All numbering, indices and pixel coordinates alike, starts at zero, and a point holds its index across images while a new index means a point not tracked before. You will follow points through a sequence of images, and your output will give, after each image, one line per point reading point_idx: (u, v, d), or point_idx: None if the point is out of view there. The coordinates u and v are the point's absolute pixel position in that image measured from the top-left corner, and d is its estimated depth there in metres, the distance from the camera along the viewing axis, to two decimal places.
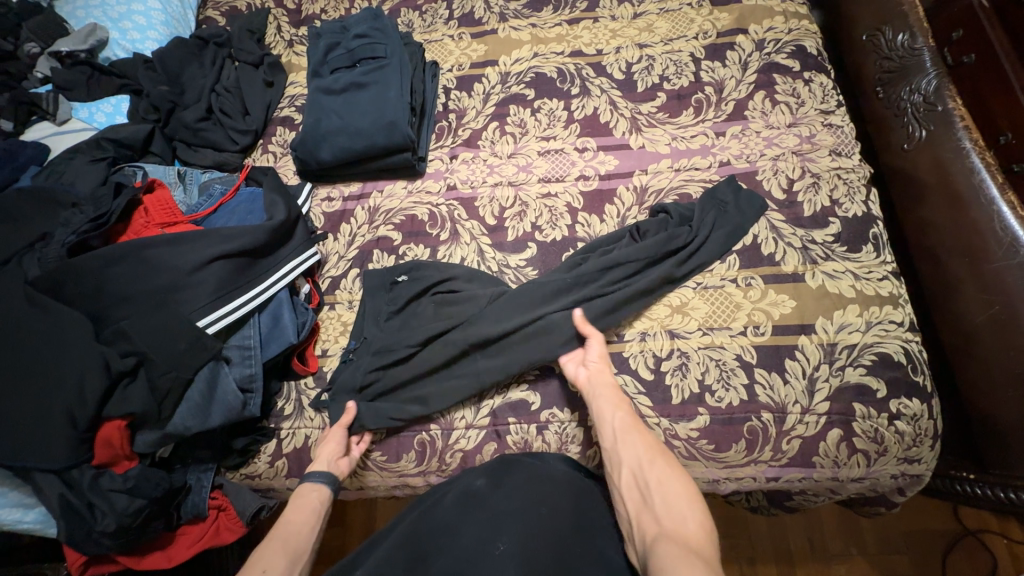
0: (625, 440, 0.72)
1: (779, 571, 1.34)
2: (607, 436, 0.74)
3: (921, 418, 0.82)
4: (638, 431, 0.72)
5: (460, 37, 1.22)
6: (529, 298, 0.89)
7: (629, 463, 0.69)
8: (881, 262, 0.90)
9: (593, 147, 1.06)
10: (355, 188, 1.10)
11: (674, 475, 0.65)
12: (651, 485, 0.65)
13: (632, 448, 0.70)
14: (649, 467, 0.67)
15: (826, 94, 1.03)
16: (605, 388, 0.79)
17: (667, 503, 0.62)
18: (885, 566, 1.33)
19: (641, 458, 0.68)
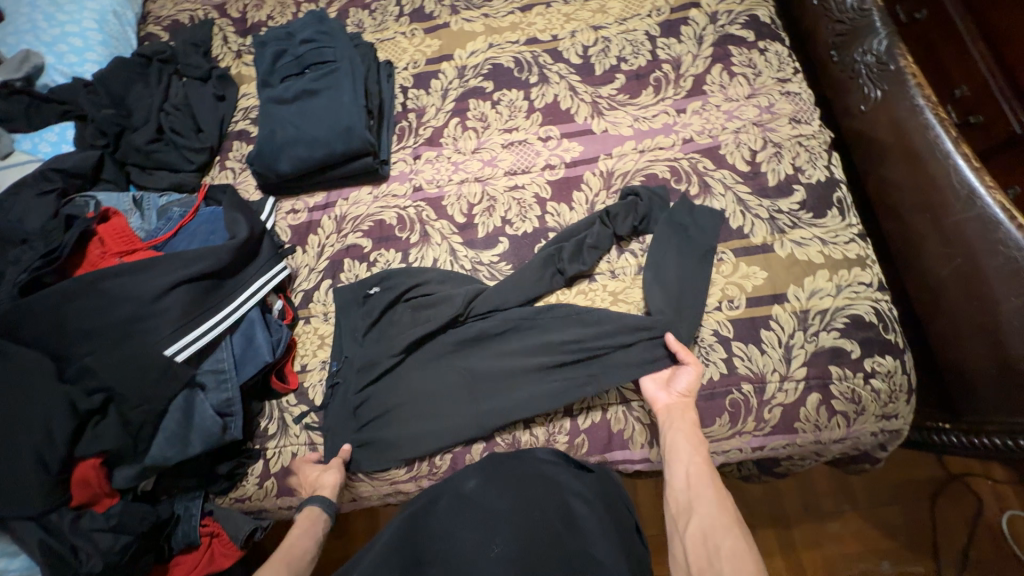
0: (698, 492, 0.71)
1: (777, 533, 1.38)
2: (679, 483, 0.74)
3: (896, 374, 0.83)
4: (716, 487, 0.72)
5: (413, 33, 1.19)
6: (512, 316, 0.91)
7: (700, 517, 0.69)
8: (847, 225, 0.91)
9: (556, 136, 1.05)
10: (320, 198, 1.08)
11: (747, 547, 0.64)
12: (721, 550, 0.65)
13: (706, 504, 0.70)
14: (722, 530, 0.67)
15: (782, 63, 1.03)
16: (686, 431, 0.78)
17: (736, 570, 0.62)
18: (877, 518, 1.38)
19: (714, 519, 0.68)
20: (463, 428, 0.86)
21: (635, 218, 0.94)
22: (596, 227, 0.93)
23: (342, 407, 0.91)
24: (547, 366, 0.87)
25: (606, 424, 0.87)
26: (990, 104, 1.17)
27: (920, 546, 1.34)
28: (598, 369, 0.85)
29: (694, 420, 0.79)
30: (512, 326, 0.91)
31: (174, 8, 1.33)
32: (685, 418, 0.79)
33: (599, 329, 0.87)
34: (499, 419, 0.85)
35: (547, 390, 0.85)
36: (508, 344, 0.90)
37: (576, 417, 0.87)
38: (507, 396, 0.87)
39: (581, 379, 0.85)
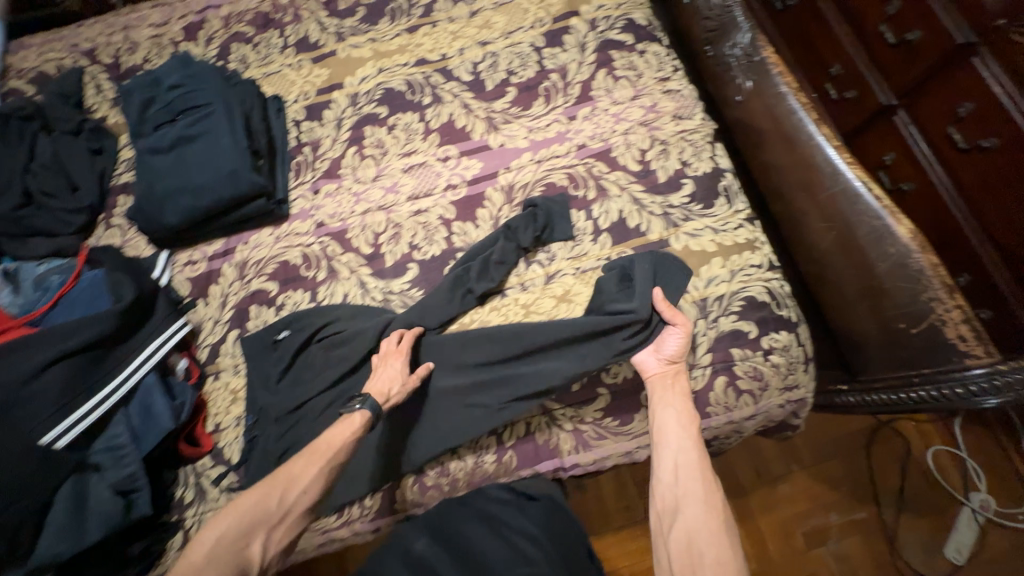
0: (687, 490, 0.74)
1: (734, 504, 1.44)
2: (667, 474, 0.76)
3: (792, 347, 0.89)
4: (704, 483, 0.74)
5: (300, 64, 1.16)
6: (441, 341, 0.90)
7: (687, 519, 0.72)
8: (735, 212, 0.96)
9: (455, 155, 1.06)
10: (218, 245, 1.03)
11: (730, 550, 0.69)
12: (706, 555, 0.68)
13: (692, 502, 0.73)
14: (709, 533, 0.70)
15: (661, 62, 1.08)
16: (677, 405, 0.81)
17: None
18: (821, 474, 1.46)
19: (700, 520, 0.71)
20: (395, 464, 0.86)
21: (536, 229, 0.95)
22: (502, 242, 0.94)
23: (259, 463, 0.85)
24: (477, 385, 0.87)
25: (532, 437, 0.88)
26: (861, 81, 1.23)
27: (860, 492, 1.44)
28: (524, 378, 0.85)
29: (683, 387, 0.83)
30: (443, 349, 0.90)
31: (38, 58, 1.24)
32: (676, 391, 0.82)
33: (523, 340, 0.86)
34: (431, 446, 0.85)
35: (479, 409, 0.85)
36: (439, 368, 0.90)
37: (502, 434, 0.87)
38: (440, 421, 0.86)
39: (512, 393, 0.85)
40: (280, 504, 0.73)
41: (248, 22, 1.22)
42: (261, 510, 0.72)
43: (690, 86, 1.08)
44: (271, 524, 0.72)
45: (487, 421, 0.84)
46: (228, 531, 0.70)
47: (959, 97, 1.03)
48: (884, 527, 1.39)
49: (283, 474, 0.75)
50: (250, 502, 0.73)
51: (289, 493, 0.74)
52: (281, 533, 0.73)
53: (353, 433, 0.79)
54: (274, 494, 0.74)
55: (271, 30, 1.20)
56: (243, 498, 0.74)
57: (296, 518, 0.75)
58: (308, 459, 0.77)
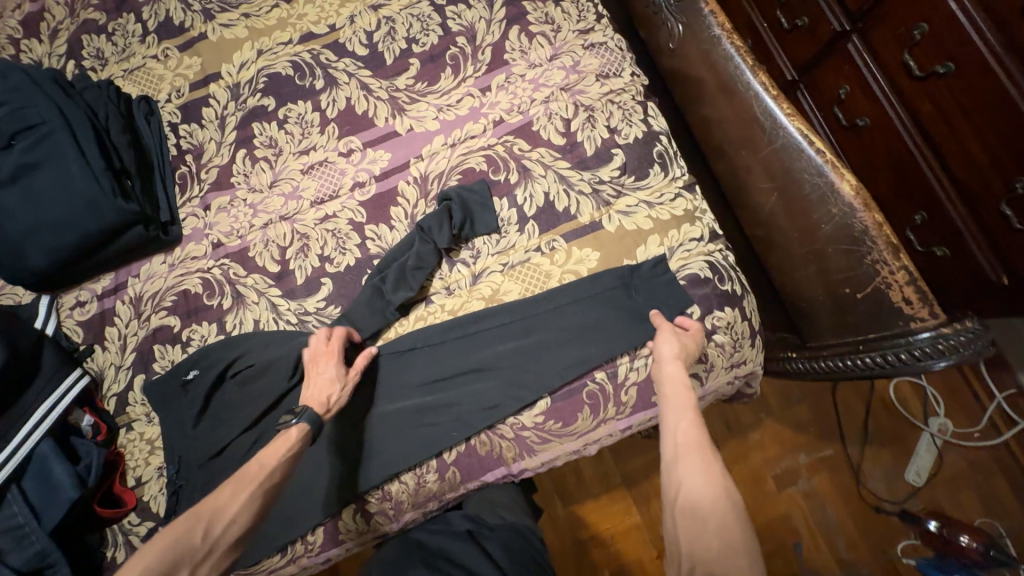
0: (684, 460, 0.62)
1: None
2: (666, 448, 0.65)
3: (736, 324, 0.84)
4: (701, 452, 0.62)
5: (167, 54, 0.99)
6: (388, 356, 0.85)
7: (686, 493, 0.59)
8: (671, 181, 0.87)
9: (358, 147, 0.93)
10: (107, 282, 0.91)
11: (738, 523, 0.56)
12: (708, 528, 0.56)
13: (692, 474, 0.60)
14: (712, 504, 0.58)
15: (581, 11, 0.94)
16: (675, 381, 0.71)
17: (727, 552, 0.53)
18: (789, 419, 1.46)
19: (700, 490, 0.59)
20: (332, 496, 0.81)
21: (453, 227, 0.85)
22: (420, 245, 0.85)
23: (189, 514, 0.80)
24: (426, 403, 0.82)
25: (473, 450, 0.83)
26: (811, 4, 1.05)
27: (827, 432, 1.45)
28: (474, 392, 0.82)
29: (678, 374, 0.72)
30: (391, 367, 0.85)
31: None
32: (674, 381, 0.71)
33: (472, 355, 0.83)
34: (375, 470, 0.81)
35: (427, 427, 0.82)
36: (386, 387, 0.84)
37: (441, 452, 0.82)
38: (388, 442, 0.82)
39: (466, 408, 0.82)
40: (207, 536, 0.60)
41: (96, 6, 1.02)
42: (187, 543, 0.59)
43: (616, 36, 0.94)
44: (196, 562, 0.59)
45: (438, 438, 0.81)
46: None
47: (917, 16, 0.87)
48: (851, 462, 1.42)
49: (209, 503, 0.63)
50: (173, 534, 0.59)
51: (218, 522, 0.62)
52: (208, 572, 0.60)
53: (291, 449, 0.70)
54: (198, 527, 0.60)
55: (126, 14, 1.01)
56: (158, 537, 0.59)
57: (227, 550, 0.62)
58: (239, 484, 0.66)
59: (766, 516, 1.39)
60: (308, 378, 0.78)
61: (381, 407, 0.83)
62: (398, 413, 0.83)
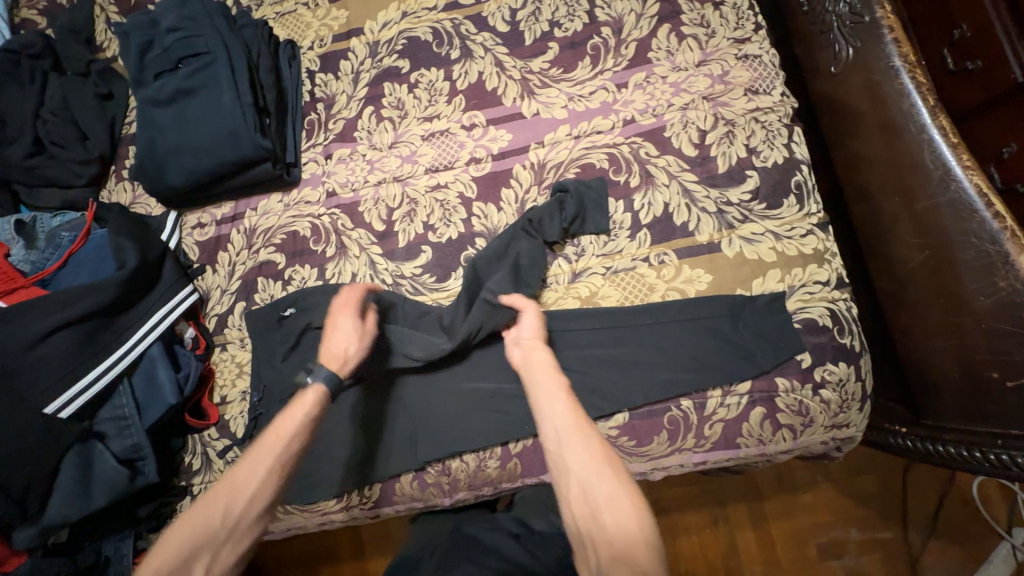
0: (565, 442, 0.59)
1: (749, 508, 1.35)
2: (545, 433, 0.62)
3: (848, 383, 0.76)
4: (580, 427, 0.60)
5: (317, 3, 1.02)
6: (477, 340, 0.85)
7: (575, 473, 0.58)
8: (805, 215, 0.81)
9: (482, 122, 0.92)
10: (226, 209, 0.97)
11: (624, 486, 0.56)
12: (598, 502, 0.55)
13: (573, 450, 0.59)
14: (595, 474, 0.57)
15: (740, 18, 0.88)
16: (543, 363, 0.68)
17: (619, 522, 0.54)
18: (849, 488, 1.35)
19: (588, 467, 0.57)
20: (394, 458, 0.83)
21: (564, 221, 0.83)
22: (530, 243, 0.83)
23: None
24: (501, 390, 0.82)
25: (539, 447, 0.81)
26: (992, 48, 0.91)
27: (890, 512, 1.32)
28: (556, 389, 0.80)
29: (545, 356, 0.70)
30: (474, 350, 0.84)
31: None
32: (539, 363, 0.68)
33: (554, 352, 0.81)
34: (445, 443, 0.82)
35: (499, 414, 0.82)
36: (468, 367, 0.84)
37: (507, 441, 0.81)
38: (460, 420, 0.82)
39: None
40: (224, 521, 0.61)
41: None
42: (205, 525, 0.60)
43: (774, 51, 0.88)
44: (216, 546, 0.60)
45: (509, 428, 0.81)
46: (169, 559, 0.59)
47: None
48: (909, 552, 1.29)
49: (225, 483, 0.63)
50: (193, 520, 0.60)
51: (235, 505, 0.62)
52: (232, 548, 0.62)
53: (311, 409, 0.69)
54: (217, 510, 0.61)
55: None
56: (182, 522, 0.61)
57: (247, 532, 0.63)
58: (254, 463, 0.64)
59: None
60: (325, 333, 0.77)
61: (462, 384, 0.84)
62: (478, 395, 0.82)
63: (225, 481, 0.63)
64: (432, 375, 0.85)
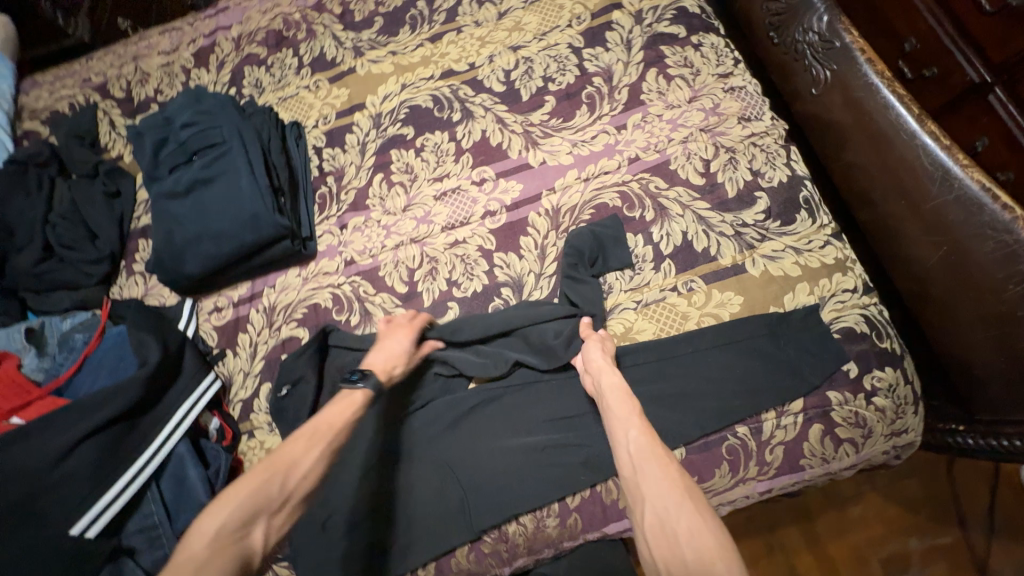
0: (644, 474, 0.64)
1: (801, 530, 1.30)
2: (623, 463, 0.67)
3: (898, 387, 0.76)
4: (659, 461, 0.64)
5: (318, 85, 1.07)
6: (519, 395, 0.83)
7: (654, 506, 0.61)
8: (819, 227, 0.83)
9: (491, 177, 0.95)
10: (244, 289, 0.96)
11: (708, 526, 0.58)
12: (680, 536, 0.58)
13: (654, 483, 0.63)
14: (677, 508, 0.60)
15: (720, 56, 0.95)
16: (615, 388, 0.73)
17: (702, 561, 0.55)
18: (898, 494, 1.31)
19: (668, 501, 0.61)
20: (447, 530, 0.77)
21: (587, 261, 0.85)
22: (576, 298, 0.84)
23: (301, 528, 0.76)
24: (551, 439, 0.79)
25: (597, 497, 0.78)
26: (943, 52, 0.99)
27: (946, 514, 1.28)
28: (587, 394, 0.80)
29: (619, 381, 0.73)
30: (521, 400, 0.83)
31: (50, 95, 1.19)
32: (609, 387, 0.73)
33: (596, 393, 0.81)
34: (504, 504, 0.77)
35: (554, 465, 0.78)
36: (517, 423, 0.81)
37: (564, 496, 0.77)
38: (514, 479, 0.78)
39: (595, 450, 0.78)
40: (283, 489, 0.64)
41: (260, 42, 1.14)
42: (261, 494, 0.62)
43: (756, 81, 0.94)
44: (273, 511, 0.63)
45: (567, 478, 0.77)
46: (229, 520, 0.59)
47: None
48: (976, 556, 1.23)
49: (280, 458, 0.66)
50: (247, 490, 0.61)
51: (292, 475, 0.65)
52: (284, 518, 0.64)
53: (354, 411, 0.74)
54: (274, 481, 0.64)
55: (285, 49, 1.12)
56: (232, 490, 0.62)
57: (297, 503, 0.66)
58: (309, 441, 0.68)
59: None
60: (378, 345, 0.81)
61: (513, 441, 0.80)
62: (530, 451, 0.79)
63: (280, 453, 0.66)
64: (479, 434, 0.81)
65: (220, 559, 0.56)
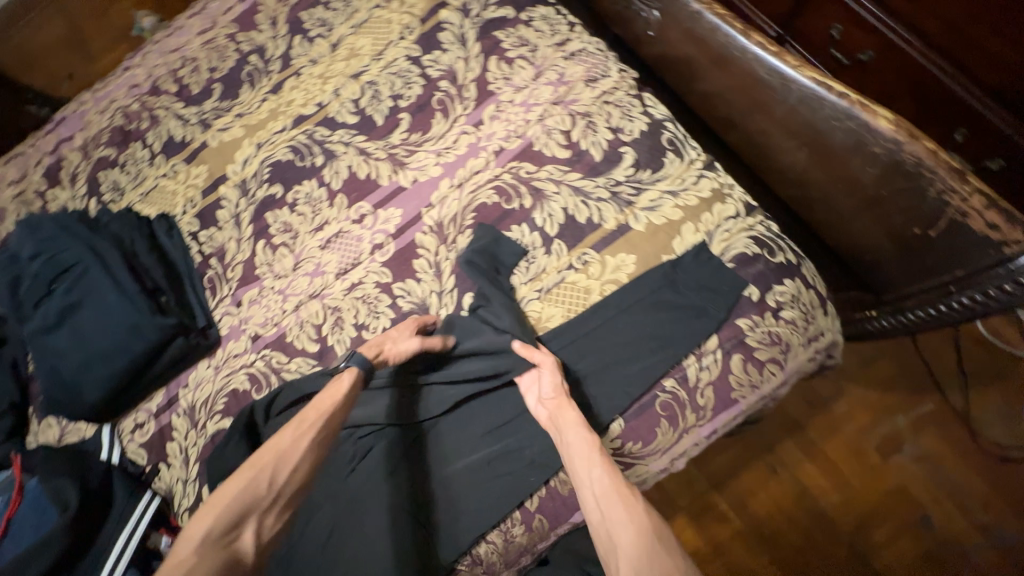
0: (612, 519, 0.61)
1: (799, 444, 1.27)
2: (590, 507, 0.64)
3: (801, 295, 0.77)
4: (625, 504, 0.62)
5: (176, 170, 1.03)
6: (455, 416, 0.81)
7: (626, 556, 0.58)
8: (689, 164, 0.84)
9: (369, 210, 0.93)
10: (159, 398, 0.91)
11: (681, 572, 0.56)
12: None
13: (624, 530, 0.60)
14: (648, 554, 0.57)
15: (553, 26, 0.94)
16: (574, 424, 0.70)
17: None
18: (874, 379, 1.31)
19: (639, 551, 0.58)
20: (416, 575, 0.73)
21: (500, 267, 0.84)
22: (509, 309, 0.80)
23: None
24: (495, 451, 0.78)
25: (554, 492, 0.77)
26: None
27: (920, 383, 1.30)
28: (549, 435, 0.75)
29: (575, 415, 0.71)
30: (460, 421, 0.81)
31: None
32: (566, 424, 0.70)
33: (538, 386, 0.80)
34: (463, 531, 0.75)
35: (503, 476, 0.77)
36: (459, 444, 0.79)
37: (522, 501, 0.77)
38: (469, 500, 0.76)
39: (536, 447, 0.77)
40: (272, 485, 0.64)
41: (107, 143, 1.09)
42: (251, 493, 0.62)
43: (594, 39, 0.93)
44: (265, 508, 0.63)
45: (520, 484, 0.76)
46: (214, 527, 0.59)
47: None
48: (957, 412, 1.27)
49: (270, 452, 0.66)
50: (238, 488, 0.62)
51: (282, 469, 0.65)
52: (277, 516, 0.64)
53: (341, 393, 0.72)
54: (263, 476, 0.64)
55: (132, 142, 1.07)
56: (222, 491, 0.62)
57: (291, 497, 0.65)
58: (298, 429, 0.68)
59: (878, 493, 1.22)
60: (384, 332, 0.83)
61: (461, 462, 0.78)
62: (478, 467, 0.77)
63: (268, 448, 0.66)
64: (423, 467, 0.78)
65: (206, 563, 0.55)
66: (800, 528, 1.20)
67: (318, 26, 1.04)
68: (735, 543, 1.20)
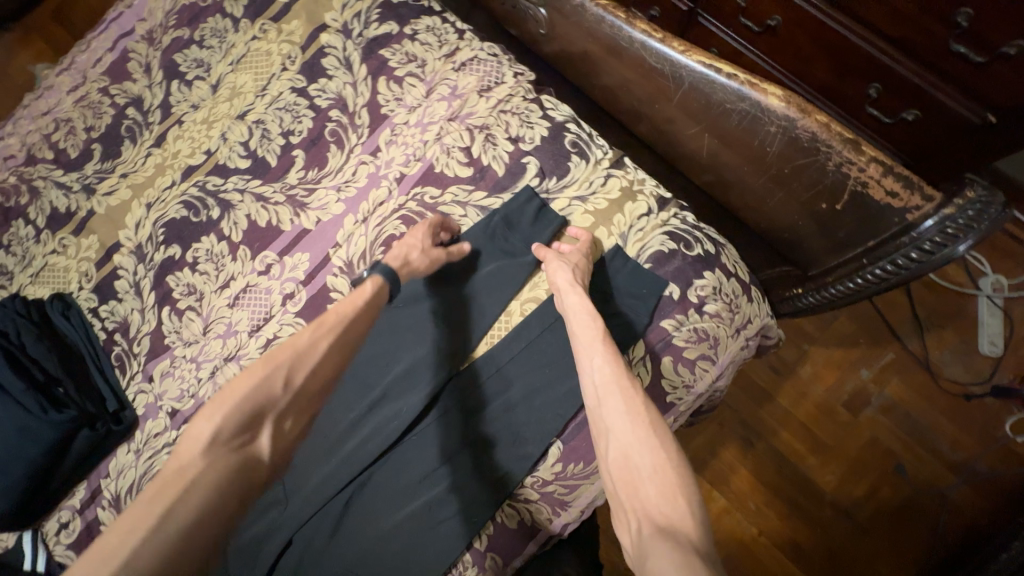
0: (607, 406, 0.63)
1: (771, 413, 1.21)
2: (589, 394, 0.66)
3: (724, 286, 0.75)
4: (624, 393, 0.63)
5: (65, 244, 0.95)
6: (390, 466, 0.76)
7: (618, 438, 0.61)
8: (596, 164, 0.81)
9: (275, 259, 0.87)
10: (82, 492, 0.84)
11: (668, 455, 0.58)
12: (643, 466, 0.57)
13: (617, 413, 0.62)
14: (640, 437, 0.59)
15: (439, 37, 0.89)
16: (580, 311, 0.71)
17: (663, 493, 0.55)
18: (837, 337, 1.25)
19: (631, 436, 0.60)
20: None
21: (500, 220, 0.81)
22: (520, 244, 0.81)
23: None
24: (432, 497, 0.73)
25: (503, 527, 0.74)
26: None
27: (878, 335, 1.25)
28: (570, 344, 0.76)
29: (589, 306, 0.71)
30: (394, 469, 0.76)
31: None
32: (580, 314, 0.70)
33: (473, 419, 0.76)
34: None
35: (442, 523, 0.72)
36: (398, 495, 0.74)
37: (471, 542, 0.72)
38: (412, 553, 0.71)
39: (475, 487, 0.73)
40: (287, 388, 0.63)
41: None
42: (265, 394, 0.61)
43: (485, 45, 0.89)
44: (278, 412, 0.62)
45: (462, 526, 0.72)
46: (227, 425, 0.58)
47: None
48: (917, 361, 1.22)
49: (287, 352, 0.64)
50: (253, 384, 0.61)
51: (299, 370, 0.64)
52: (291, 421, 0.64)
53: (368, 298, 0.71)
54: (277, 376, 0.62)
55: (14, 221, 0.99)
56: (238, 383, 0.61)
57: (303, 404, 0.65)
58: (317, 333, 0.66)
59: (853, 450, 1.18)
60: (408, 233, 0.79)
61: (402, 510, 0.73)
62: (418, 516, 0.72)
63: (285, 347, 0.64)
64: (361, 525, 0.73)
65: (211, 471, 0.55)
66: (783, 497, 1.16)
67: (195, 68, 0.97)
68: (723, 519, 1.15)
